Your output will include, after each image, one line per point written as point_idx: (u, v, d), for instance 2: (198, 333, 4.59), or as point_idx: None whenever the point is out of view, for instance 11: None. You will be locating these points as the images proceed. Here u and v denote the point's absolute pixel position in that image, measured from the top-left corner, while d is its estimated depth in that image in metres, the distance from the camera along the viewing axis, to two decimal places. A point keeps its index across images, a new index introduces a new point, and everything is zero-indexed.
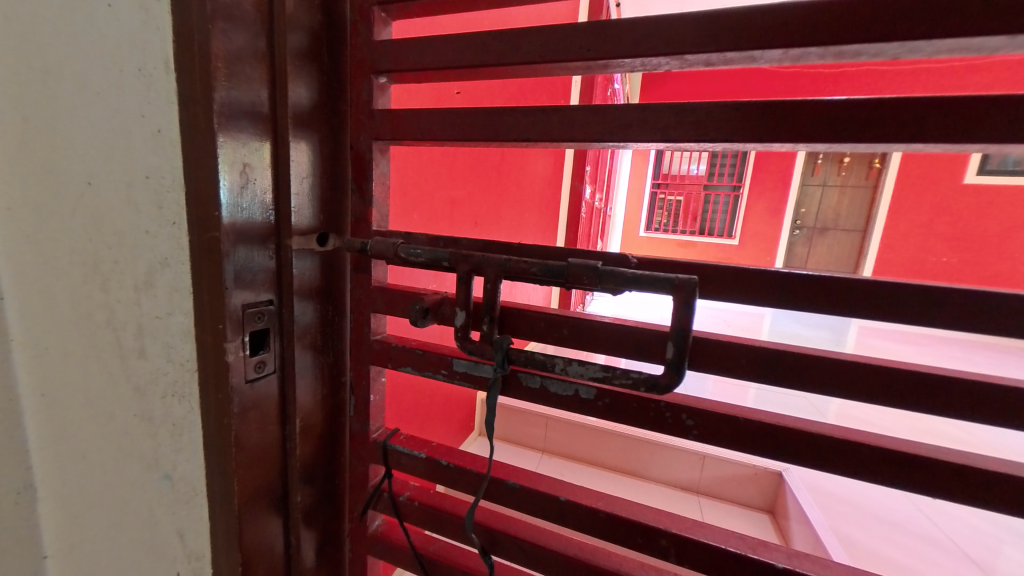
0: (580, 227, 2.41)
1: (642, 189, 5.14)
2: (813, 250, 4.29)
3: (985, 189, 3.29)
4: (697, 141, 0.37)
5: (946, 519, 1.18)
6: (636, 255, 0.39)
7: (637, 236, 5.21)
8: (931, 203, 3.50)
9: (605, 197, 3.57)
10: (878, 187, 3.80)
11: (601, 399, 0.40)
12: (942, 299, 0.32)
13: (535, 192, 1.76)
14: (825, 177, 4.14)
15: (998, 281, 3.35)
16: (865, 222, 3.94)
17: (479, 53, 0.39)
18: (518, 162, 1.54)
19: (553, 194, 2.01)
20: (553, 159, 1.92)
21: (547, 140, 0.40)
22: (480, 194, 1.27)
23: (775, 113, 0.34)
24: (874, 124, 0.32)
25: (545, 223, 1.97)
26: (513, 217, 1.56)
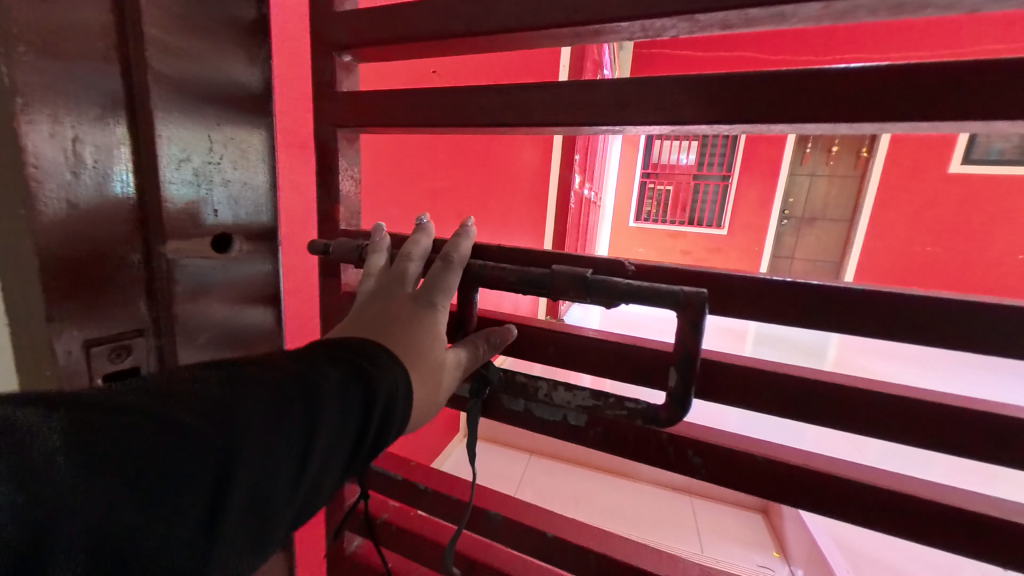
0: (567, 223, 2.35)
1: (631, 178, 5.00)
2: (802, 240, 4.28)
3: (969, 178, 3.42)
4: (709, 125, 0.31)
5: None
6: (633, 261, 0.35)
7: (626, 227, 5.06)
8: (919, 193, 3.60)
9: (593, 186, 3.45)
10: (866, 175, 3.84)
11: (593, 426, 0.37)
12: (991, 319, 0.28)
13: (523, 188, 1.69)
14: (813, 166, 4.10)
15: (972, 273, 3.53)
16: (851, 212, 4.01)
17: (449, 19, 0.33)
18: (506, 157, 1.47)
19: (541, 190, 1.95)
20: (541, 153, 1.85)
21: (526, 125, 0.35)
22: (464, 190, 1.19)
23: (813, 85, 0.29)
24: (949, 95, 0.27)
25: (533, 220, 1.90)
26: (501, 215, 1.49)
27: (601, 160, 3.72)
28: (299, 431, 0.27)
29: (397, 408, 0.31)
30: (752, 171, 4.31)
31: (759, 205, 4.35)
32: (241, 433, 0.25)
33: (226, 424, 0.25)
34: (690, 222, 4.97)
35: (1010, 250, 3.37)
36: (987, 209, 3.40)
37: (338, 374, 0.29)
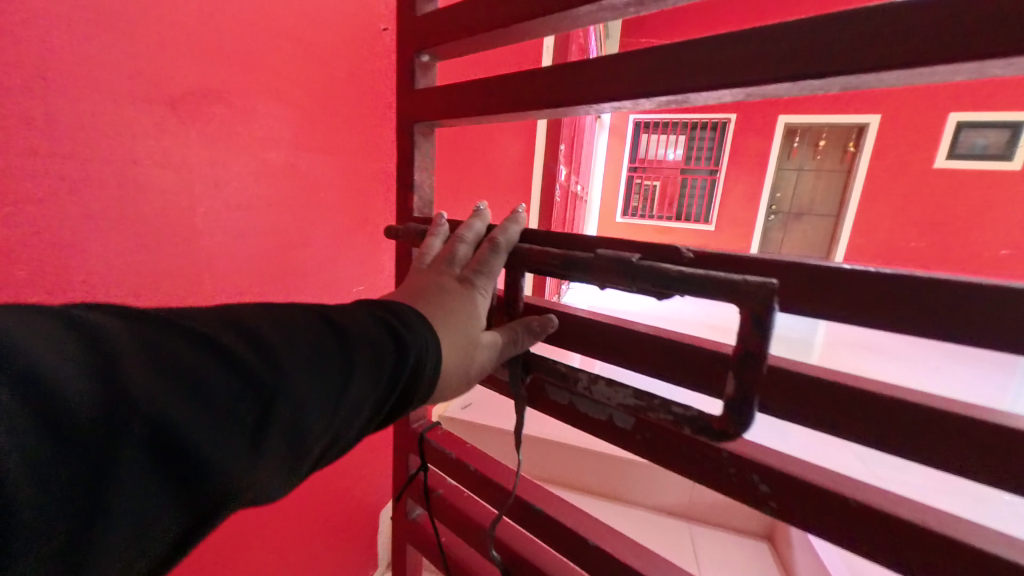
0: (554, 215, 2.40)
1: (620, 172, 5.05)
2: (788, 235, 4.45)
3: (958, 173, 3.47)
4: (746, 85, 0.40)
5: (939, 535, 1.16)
6: (691, 251, 0.44)
7: (615, 222, 5.16)
8: (907, 186, 3.71)
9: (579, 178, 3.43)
10: (852, 171, 3.99)
11: (640, 432, 0.49)
12: (959, 295, 0.33)
13: (508, 180, 1.73)
14: (801, 161, 4.22)
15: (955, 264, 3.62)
16: (838, 207, 4.17)
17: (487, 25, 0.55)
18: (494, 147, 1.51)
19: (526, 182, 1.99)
20: (526, 144, 1.89)
21: (557, 100, 0.51)
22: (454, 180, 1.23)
23: (837, 37, 0.35)
24: (946, 37, 0.31)
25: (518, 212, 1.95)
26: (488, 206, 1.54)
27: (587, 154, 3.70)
28: (336, 381, 0.36)
29: (427, 375, 0.42)
30: (737, 165, 4.39)
31: (745, 199, 4.45)
32: (289, 380, 0.34)
33: (270, 366, 0.34)
34: (679, 216, 4.95)
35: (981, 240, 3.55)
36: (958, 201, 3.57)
37: (380, 331, 0.40)
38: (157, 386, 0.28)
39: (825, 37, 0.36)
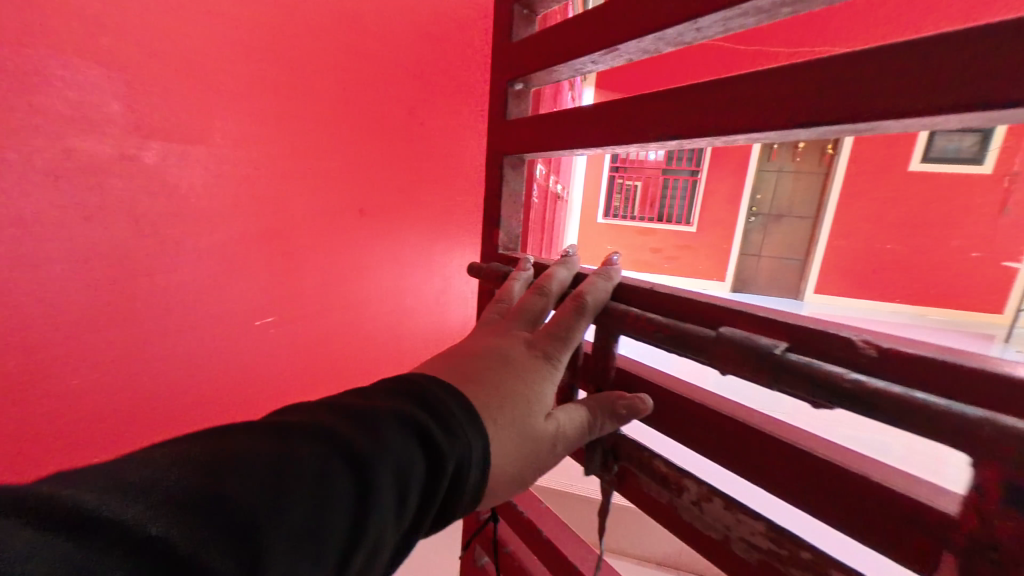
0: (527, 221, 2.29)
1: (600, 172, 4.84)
2: (768, 237, 4.36)
3: (960, 173, 3.64)
4: (721, 130, 0.43)
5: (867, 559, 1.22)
6: (875, 345, 0.35)
7: (595, 223, 4.89)
8: (882, 190, 3.84)
9: (557, 177, 3.26)
10: (831, 173, 3.99)
11: (803, 552, 0.39)
12: (964, 431, 0.29)
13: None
14: (781, 162, 4.17)
15: (918, 270, 3.82)
16: (816, 209, 4.12)
17: (539, 58, 0.64)
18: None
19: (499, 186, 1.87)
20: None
21: (573, 134, 0.59)
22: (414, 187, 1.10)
23: (788, 87, 0.38)
24: (866, 92, 0.33)
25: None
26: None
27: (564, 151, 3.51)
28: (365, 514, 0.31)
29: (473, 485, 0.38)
30: (718, 166, 4.36)
31: (727, 201, 4.41)
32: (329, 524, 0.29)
33: (313, 490, 0.29)
34: (659, 218, 4.93)
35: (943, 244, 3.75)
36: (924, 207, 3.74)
37: (420, 445, 0.35)
38: (150, 558, 0.21)
39: (784, 80, 0.38)
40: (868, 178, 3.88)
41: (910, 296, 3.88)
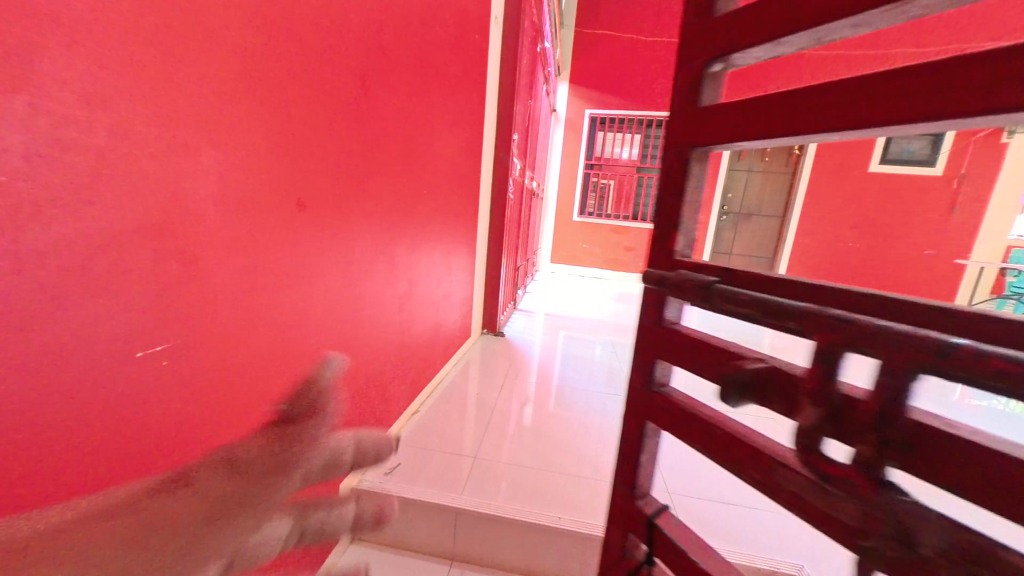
0: (498, 216, 2.14)
1: (574, 170, 4.66)
2: (739, 235, 4.50)
3: (917, 178, 3.74)
4: (815, 133, 0.41)
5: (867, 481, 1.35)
6: None
7: (571, 220, 4.77)
8: (845, 190, 3.97)
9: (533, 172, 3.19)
10: (797, 172, 4.16)
11: None
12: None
13: (448, 176, 1.46)
14: (750, 162, 4.32)
15: (873, 268, 4.05)
16: (783, 208, 4.31)
17: (708, 32, 0.53)
18: (427, 135, 1.23)
19: (470, 181, 1.73)
20: (468, 135, 1.62)
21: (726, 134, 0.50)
22: (373, 174, 0.94)
23: (878, 94, 0.36)
24: (941, 102, 0.32)
25: (462, 215, 1.67)
26: (422, 206, 1.25)
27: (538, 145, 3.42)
28: None
29: None
30: None
31: (701, 199, 4.43)
32: None
33: None
34: (636, 216, 4.68)
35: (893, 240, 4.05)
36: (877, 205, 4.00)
37: None
38: None
39: (876, 96, 0.36)
40: (829, 178, 4.07)
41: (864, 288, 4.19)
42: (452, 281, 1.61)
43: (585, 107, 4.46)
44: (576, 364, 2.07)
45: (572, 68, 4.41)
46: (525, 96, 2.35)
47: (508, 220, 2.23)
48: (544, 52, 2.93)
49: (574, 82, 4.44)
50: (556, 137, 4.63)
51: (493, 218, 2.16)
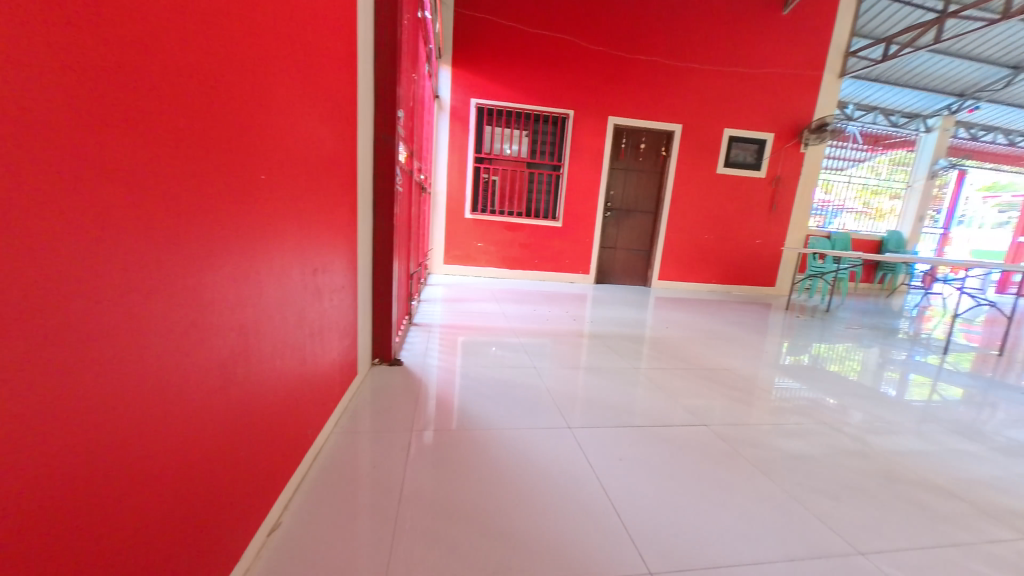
0: (383, 215, 1.70)
1: (463, 163, 4.31)
2: (621, 230, 4.80)
3: (746, 179, 4.76)
4: None
5: (781, 435, 1.50)
6: None
7: (463, 218, 4.43)
8: (698, 189, 4.69)
9: (419, 162, 2.78)
10: (664, 171, 4.66)
11: None
12: None
13: (305, 157, 0.99)
14: (628, 161, 4.64)
15: (719, 254, 4.91)
16: (654, 204, 4.79)
17: None
18: (263, 87, 0.77)
19: (343, 167, 1.27)
20: (335, 102, 1.17)
21: None
22: (124, 135, 0.46)
23: None
24: None
25: (333, 216, 1.20)
26: (257, 199, 0.77)
27: (423, 131, 2.99)
28: None
29: None
30: (579, 161, 4.45)
31: (588, 195, 4.55)
32: None
33: None
34: (528, 212, 4.56)
35: (734, 231, 4.86)
36: (722, 203, 4.74)
37: None
38: None
39: None
40: (688, 178, 4.66)
41: (716, 272, 4.97)
42: (322, 307, 1.14)
43: (471, 96, 4.16)
44: (490, 385, 1.75)
45: (454, 51, 4.04)
46: (406, 67, 1.93)
47: (396, 220, 1.80)
48: (425, 21, 2.53)
49: (457, 67, 4.09)
50: (441, 127, 4.22)
51: (377, 218, 1.70)
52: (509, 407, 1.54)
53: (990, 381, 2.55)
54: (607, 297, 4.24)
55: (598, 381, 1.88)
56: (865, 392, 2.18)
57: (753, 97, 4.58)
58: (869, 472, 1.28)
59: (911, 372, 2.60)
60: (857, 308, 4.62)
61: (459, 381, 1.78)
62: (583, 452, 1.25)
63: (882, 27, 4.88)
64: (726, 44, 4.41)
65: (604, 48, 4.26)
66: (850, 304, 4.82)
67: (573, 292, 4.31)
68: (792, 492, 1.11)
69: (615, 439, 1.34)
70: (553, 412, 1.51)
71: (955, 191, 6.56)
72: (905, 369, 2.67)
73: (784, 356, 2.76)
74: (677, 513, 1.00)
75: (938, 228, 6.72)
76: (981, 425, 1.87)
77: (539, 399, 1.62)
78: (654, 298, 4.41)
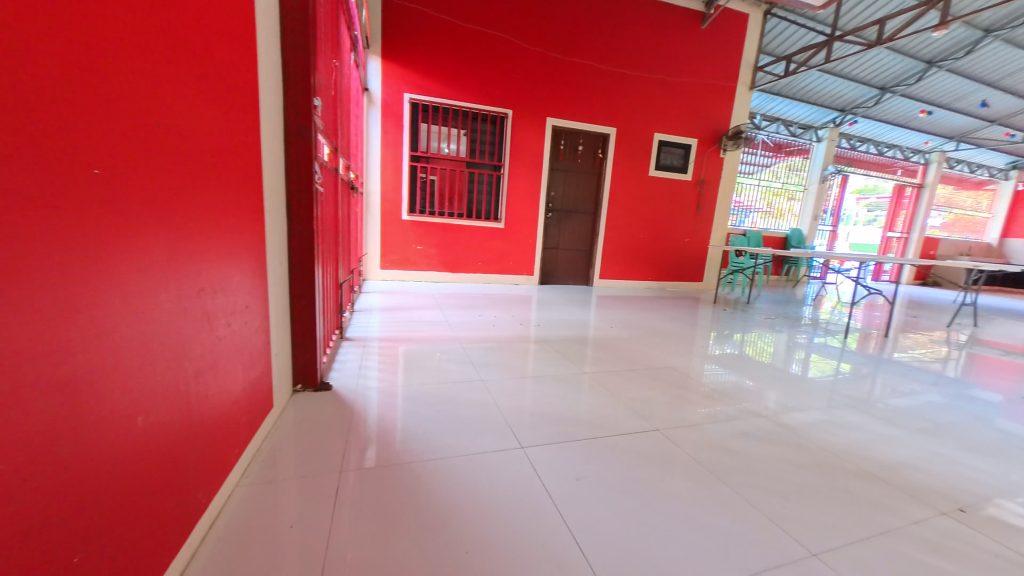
0: (299, 219, 1.47)
1: (398, 162, 4.06)
2: (562, 231, 4.84)
3: (675, 182, 5.05)
4: None
5: (724, 434, 1.53)
6: None
7: (400, 219, 4.17)
8: (633, 191, 4.89)
9: (347, 159, 2.52)
10: (602, 173, 4.78)
11: None
12: None
13: (183, 151, 0.78)
14: (567, 162, 4.68)
15: (654, 252, 5.17)
16: (593, 205, 4.89)
17: None
18: (100, 54, 0.57)
19: (243, 164, 1.05)
20: (228, 84, 0.96)
21: None
22: None
23: None
24: None
25: (229, 222, 0.98)
26: (91, 205, 0.56)
27: (350, 125, 2.72)
28: None
29: None
30: (519, 162, 4.40)
31: (529, 196, 4.52)
32: None
33: None
34: (470, 214, 4.41)
35: (666, 230, 5.14)
36: (654, 203, 4.98)
37: None
38: None
39: None
40: (623, 179, 4.84)
41: (651, 269, 5.23)
42: (211, 336, 0.91)
43: (404, 90, 3.92)
44: (434, 405, 1.59)
45: (382, 41, 3.77)
46: (325, 52, 1.71)
47: (318, 225, 1.58)
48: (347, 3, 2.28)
49: (387, 58, 3.82)
50: (372, 122, 3.92)
51: (295, 223, 1.47)
52: (456, 430, 1.39)
53: (877, 357, 2.92)
54: (551, 297, 4.25)
55: (548, 391, 1.80)
56: (787, 377, 2.36)
57: (677, 104, 4.86)
58: (803, 463, 1.35)
59: (816, 354, 2.89)
60: (771, 299, 5.12)
61: (398, 403, 1.60)
62: (537, 476, 1.15)
63: (782, 46, 5.44)
64: (653, 53, 4.62)
65: (539, 49, 4.24)
66: (765, 295, 5.33)
67: (518, 293, 4.26)
68: (744, 497, 1.12)
69: (571, 457, 1.27)
70: (504, 432, 1.40)
71: (840, 193, 7.55)
72: (814, 352, 2.96)
73: (715, 346, 2.94)
74: (641, 538, 0.94)
75: (828, 225, 7.70)
76: (877, 399, 2.10)
77: (486, 418, 1.50)
78: (596, 297, 4.50)
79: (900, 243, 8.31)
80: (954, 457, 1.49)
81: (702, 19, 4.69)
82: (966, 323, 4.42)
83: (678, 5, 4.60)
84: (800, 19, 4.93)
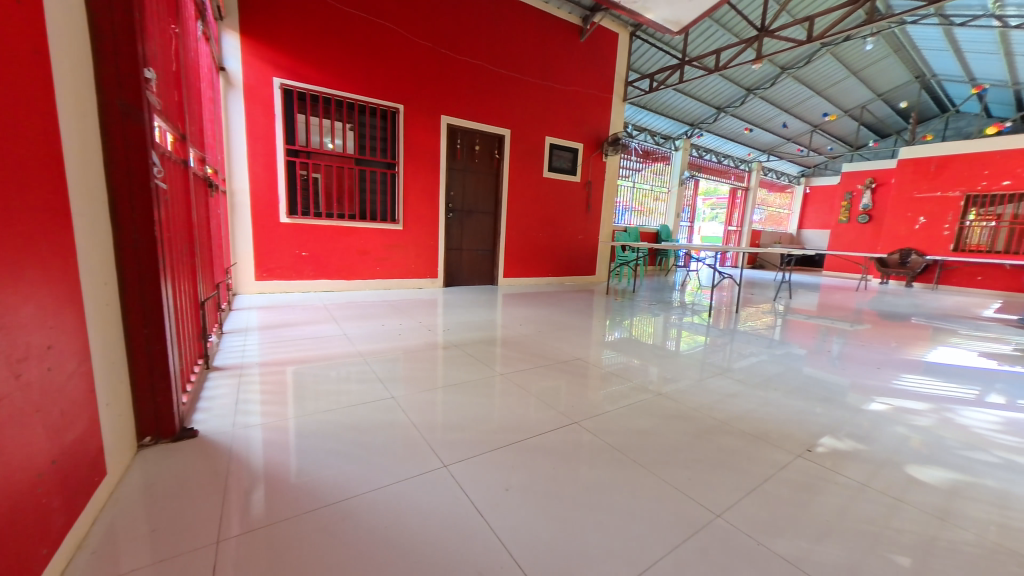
0: (133, 225, 1.13)
1: (271, 157, 3.53)
2: (464, 231, 4.78)
3: (566, 183, 5.40)
4: None
5: (630, 415, 1.65)
6: None
7: (277, 222, 3.63)
8: (529, 191, 5.08)
9: (200, 150, 2.07)
10: (498, 174, 4.86)
11: None
12: None
13: None
14: (464, 162, 4.63)
15: (551, 250, 5.46)
16: (492, 205, 4.94)
17: None
18: None
19: (30, 150, 0.76)
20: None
21: None
22: None
23: None
24: None
25: (9, 231, 0.69)
26: None
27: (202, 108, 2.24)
28: None
29: None
30: (414, 160, 4.20)
31: (427, 196, 4.35)
32: None
33: None
34: (362, 215, 4.04)
35: (560, 228, 5.46)
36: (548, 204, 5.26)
37: None
38: None
39: None
40: (519, 180, 4.98)
41: (550, 266, 5.50)
42: None
43: (272, 74, 3.42)
44: (336, 434, 1.39)
45: (240, 15, 3.22)
46: (158, 12, 1.34)
47: (161, 231, 1.24)
48: None
49: (248, 35, 3.28)
50: (232, 108, 3.33)
51: (124, 229, 1.13)
52: (366, 460, 1.23)
53: (730, 329, 3.52)
54: (457, 299, 4.16)
55: (463, 399, 1.73)
56: (670, 354, 2.69)
57: (563, 110, 5.20)
58: (692, 431, 1.53)
59: (687, 331, 3.36)
60: (650, 287, 5.84)
61: (291, 439, 1.35)
62: (465, 495, 1.08)
63: (645, 65, 6.21)
64: (539, 60, 4.85)
65: (428, 44, 4.11)
66: (645, 284, 6.04)
67: (422, 298, 4.08)
68: (652, 473, 1.22)
69: (495, 467, 1.22)
70: (421, 452, 1.29)
71: (693, 194, 8.96)
72: (687, 329, 3.45)
73: (610, 333, 3.21)
74: (573, 537, 0.94)
75: (687, 221, 9.09)
76: (734, 363, 2.53)
77: (401, 439, 1.37)
78: (501, 296, 4.55)
79: (736, 234, 10.23)
80: (789, 403, 1.86)
81: (580, 33, 5.08)
82: (785, 296, 5.65)
83: (559, 17, 4.90)
84: (658, 43, 5.69)
